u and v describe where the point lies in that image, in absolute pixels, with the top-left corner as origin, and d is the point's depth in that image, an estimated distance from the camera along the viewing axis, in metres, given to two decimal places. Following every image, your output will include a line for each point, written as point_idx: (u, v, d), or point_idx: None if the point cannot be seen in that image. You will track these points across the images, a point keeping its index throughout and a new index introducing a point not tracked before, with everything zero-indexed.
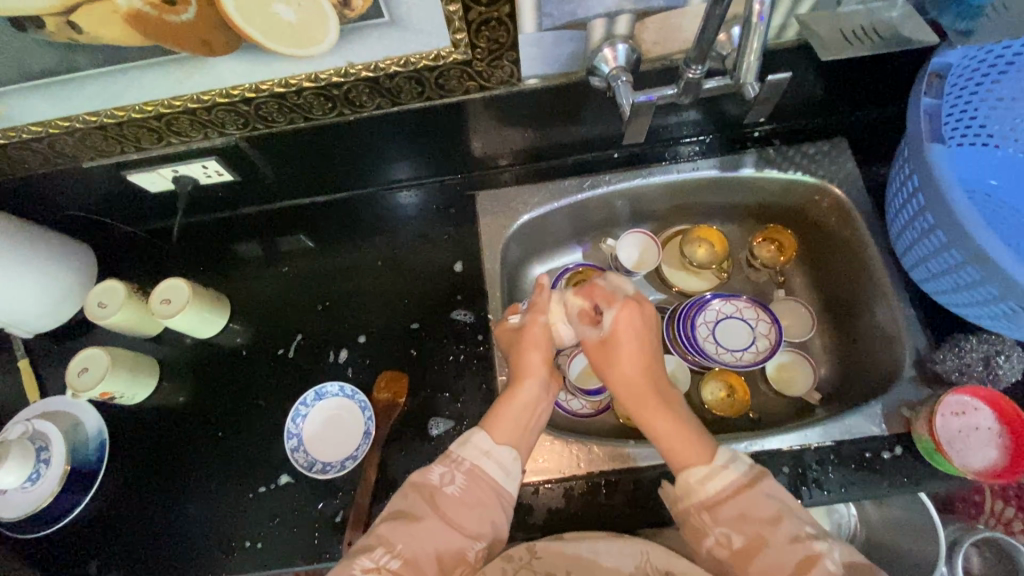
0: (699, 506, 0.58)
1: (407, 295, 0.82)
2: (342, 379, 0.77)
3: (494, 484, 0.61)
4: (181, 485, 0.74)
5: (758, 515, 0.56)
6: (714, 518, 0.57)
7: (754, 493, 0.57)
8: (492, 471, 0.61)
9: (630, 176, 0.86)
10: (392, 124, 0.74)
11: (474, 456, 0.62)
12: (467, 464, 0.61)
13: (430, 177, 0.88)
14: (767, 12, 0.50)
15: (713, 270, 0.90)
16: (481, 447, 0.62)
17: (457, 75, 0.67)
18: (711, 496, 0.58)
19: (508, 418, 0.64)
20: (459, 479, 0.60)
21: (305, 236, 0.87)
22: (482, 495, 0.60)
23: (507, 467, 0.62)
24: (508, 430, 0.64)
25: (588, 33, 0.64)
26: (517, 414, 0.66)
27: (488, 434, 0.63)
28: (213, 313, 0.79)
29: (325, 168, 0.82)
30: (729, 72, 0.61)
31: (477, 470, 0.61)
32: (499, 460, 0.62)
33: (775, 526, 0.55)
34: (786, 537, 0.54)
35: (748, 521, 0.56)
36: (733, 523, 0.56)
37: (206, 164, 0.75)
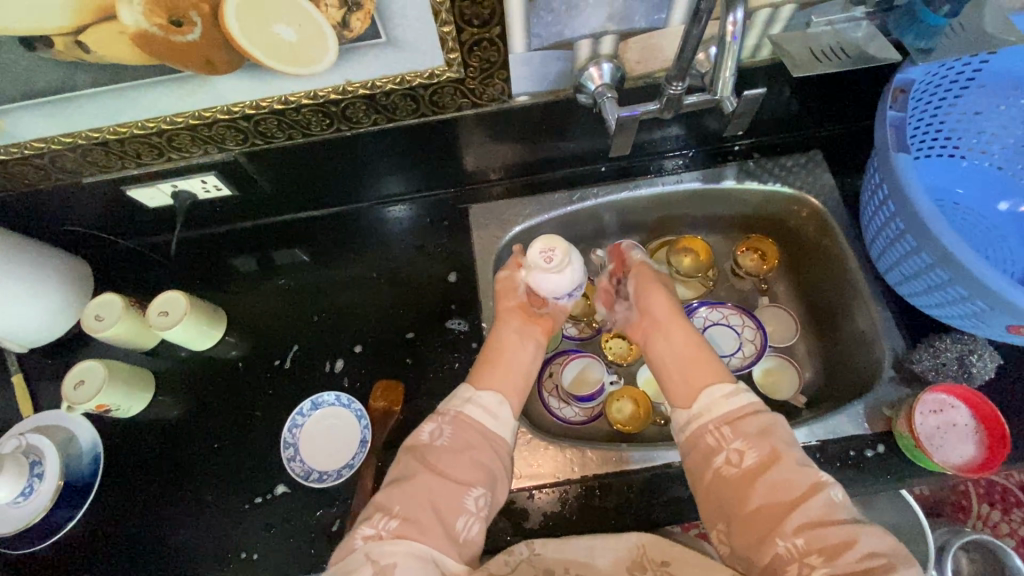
0: (718, 422, 0.62)
1: (402, 305, 0.83)
2: (337, 388, 0.78)
3: (480, 430, 0.63)
4: (176, 497, 0.74)
5: (767, 432, 0.59)
6: (733, 432, 0.60)
7: (764, 415, 0.61)
8: (479, 418, 0.64)
9: (617, 188, 0.90)
10: (387, 139, 0.76)
11: (458, 405, 0.65)
12: (453, 413, 0.64)
13: (424, 191, 0.90)
14: (739, 32, 0.54)
15: (700, 279, 0.94)
16: (465, 396, 0.66)
17: (451, 92, 0.70)
18: (730, 411, 0.62)
19: (491, 367, 0.70)
20: (447, 431, 0.62)
21: (301, 249, 0.89)
22: (468, 439, 0.62)
23: (493, 412, 0.65)
24: (491, 378, 0.69)
25: (575, 52, 0.67)
26: (504, 370, 0.70)
27: (472, 385, 0.68)
28: (209, 325, 0.80)
29: (321, 182, 0.84)
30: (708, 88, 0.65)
31: (462, 418, 0.64)
32: (482, 407, 0.65)
33: (783, 449, 0.58)
34: (794, 462, 0.57)
35: (763, 439, 0.58)
36: (750, 437, 0.59)
37: (205, 180, 0.77)
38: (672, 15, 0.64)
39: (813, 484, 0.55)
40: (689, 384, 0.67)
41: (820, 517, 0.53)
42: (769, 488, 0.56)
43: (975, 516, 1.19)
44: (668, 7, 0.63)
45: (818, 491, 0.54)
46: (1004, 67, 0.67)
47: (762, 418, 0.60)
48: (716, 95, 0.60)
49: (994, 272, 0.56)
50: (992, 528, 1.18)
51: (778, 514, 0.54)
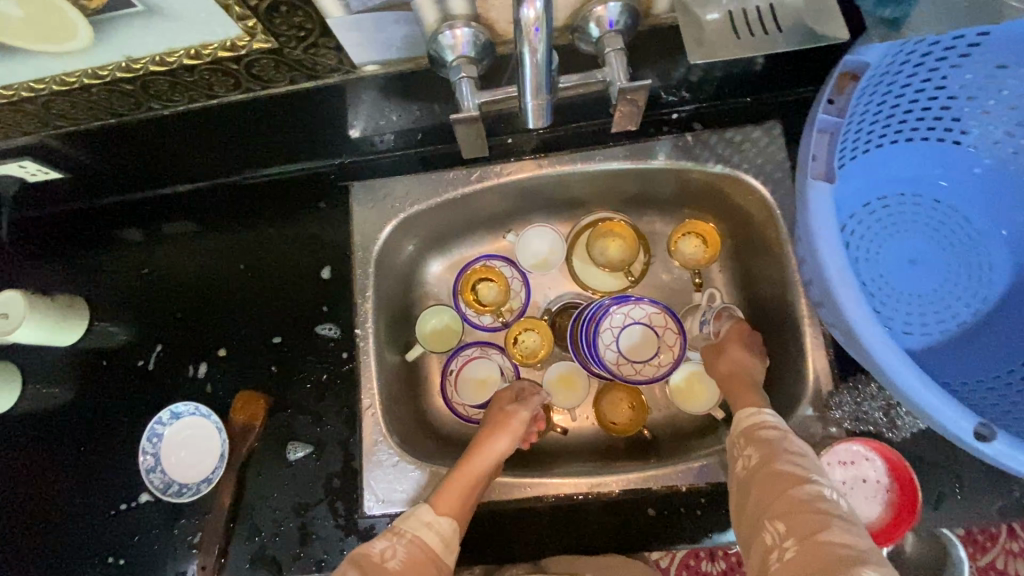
0: (740, 436, 0.62)
1: (272, 303, 0.74)
2: (200, 395, 0.73)
3: (434, 557, 0.62)
4: (44, 497, 0.73)
5: (791, 446, 0.59)
6: (748, 440, 0.61)
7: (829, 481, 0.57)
8: (432, 542, 0.62)
9: (525, 167, 0.75)
10: (223, 117, 0.63)
11: (415, 527, 0.63)
12: (409, 537, 0.62)
13: (408, 147, 0.76)
14: (539, 23, 0.39)
15: (624, 271, 0.82)
16: (422, 519, 0.63)
17: (272, 64, 0.55)
18: (753, 425, 0.62)
19: (454, 489, 0.64)
20: (401, 553, 0.61)
21: (170, 231, 0.79)
22: (421, 568, 0.61)
23: (447, 539, 0.63)
24: (453, 500, 0.63)
25: (418, 13, 0.50)
26: (465, 486, 0.65)
27: (431, 505, 0.64)
28: (62, 323, 0.73)
29: (173, 160, 0.71)
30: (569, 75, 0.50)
31: (416, 543, 0.62)
32: (438, 531, 0.62)
33: (799, 457, 0.57)
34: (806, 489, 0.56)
35: (775, 445, 0.59)
36: (763, 447, 0.59)
37: (24, 164, 0.66)
38: None
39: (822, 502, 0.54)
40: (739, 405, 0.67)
41: (802, 505, 0.53)
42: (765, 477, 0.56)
43: None
44: None
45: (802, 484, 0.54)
46: (1004, 42, 0.55)
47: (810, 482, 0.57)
48: (535, 97, 0.45)
49: (892, 347, 0.49)
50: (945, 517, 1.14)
51: (763, 500, 0.55)
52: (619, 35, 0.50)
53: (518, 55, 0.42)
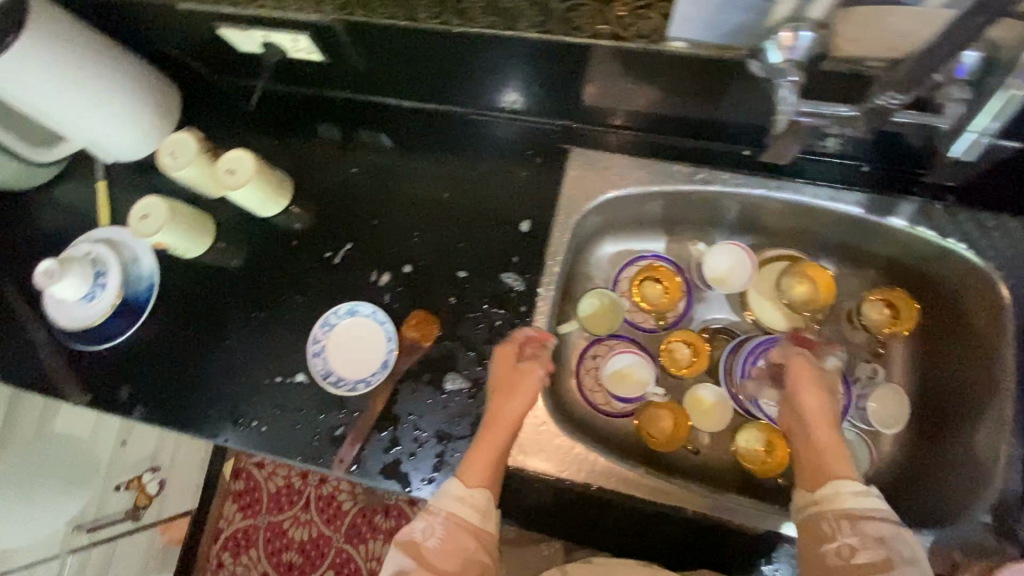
0: (837, 514, 0.56)
1: (465, 237, 0.75)
2: (376, 301, 0.75)
3: (471, 529, 0.59)
4: (209, 347, 0.77)
5: (897, 545, 0.53)
6: (851, 526, 0.55)
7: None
8: (472, 519, 0.60)
9: (757, 183, 0.73)
10: (501, 51, 0.63)
11: (451, 503, 0.60)
12: (443, 514, 0.59)
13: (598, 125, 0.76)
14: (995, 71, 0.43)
15: (805, 316, 0.80)
16: (454, 494, 0.60)
17: (593, 13, 0.54)
18: (857, 508, 0.56)
19: (479, 462, 0.62)
20: (440, 531, 0.59)
21: (382, 140, 0.82)
22: (463, 541, 0.58)
23: (483, 509, 0.60)
24: (480, 474, 0.61)
25: (773, 6, 0.49)
26: (489, 460, 0.62)
27: (458, 479, 0.61)
28: (273, 195, 0.76)
29: (423, 76, 0.73)
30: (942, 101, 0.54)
31: (455, 518, 0.59)
32: (473, 506, 0.60)
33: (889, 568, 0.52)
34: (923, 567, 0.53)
35: (877, 537, 0.54)
36: (863, 537, 0.54)
37: (297, 38, 0.69)
38: None
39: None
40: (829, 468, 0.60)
41: None
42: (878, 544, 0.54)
43: None
44: None
45: None
46: None
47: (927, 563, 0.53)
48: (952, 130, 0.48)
49: None
50: None
51: None
52: (965, 86, 0.51)
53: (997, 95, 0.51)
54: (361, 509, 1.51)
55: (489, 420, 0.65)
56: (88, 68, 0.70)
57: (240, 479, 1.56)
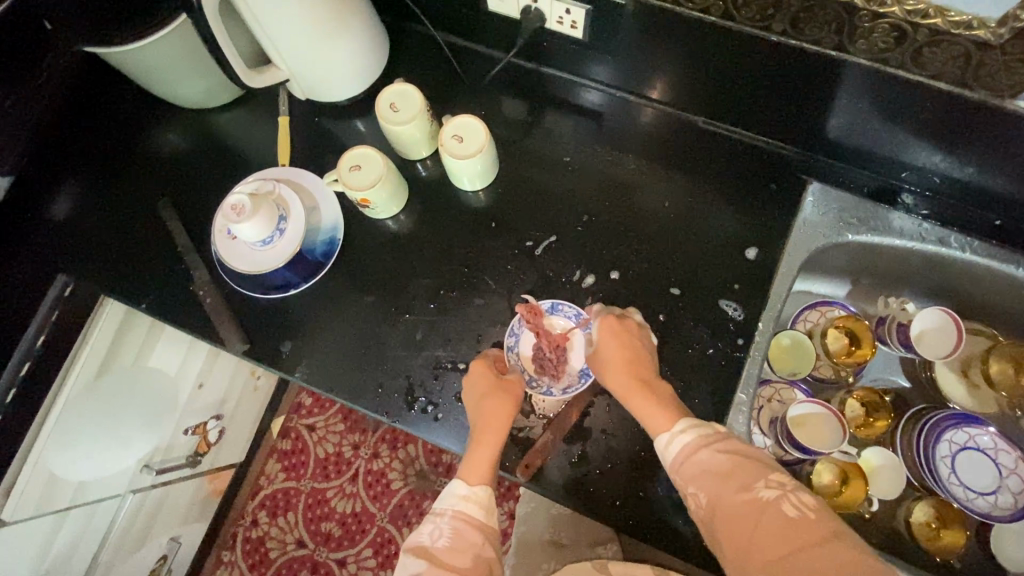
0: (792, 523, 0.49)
1: (681, 254, 0.71)
2: (578, 302, 0.71)
3: (479, 527, 0.59)
4: (384, 317, 0.72)
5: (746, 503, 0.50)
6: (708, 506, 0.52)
7: (717, 446, 0.54)
8: (472, 512, 0.59)
9: (994, 255, 0.70)
10: (799, 70, 0.59)
11: (450, 505, 0.60)
12: (449, 513, 0.59)
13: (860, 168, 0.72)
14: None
15: (996, 397, 0.77)
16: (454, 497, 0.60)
17: (957, 55, 0.50)
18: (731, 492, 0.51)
19: (478, 458, 0.61)
20: (445, 531, 0.58)
21: (598, 133, 0.77)
22: (472, 538, 0.57)
23: (485, 505, 0.60)
24: (479, 468, 0.61)
25: None
26: (480, 451, 0.62)
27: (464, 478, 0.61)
28: (488, 171, 0.71)
29: (678, 74, 0.68)
30: None
31: (460, 517, 0.59)
32: (477, 502, 0.60)
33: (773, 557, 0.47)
34: (722, 447, 0.54)
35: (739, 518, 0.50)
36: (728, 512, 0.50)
37: (571, 10, 0.63)
38: None
39: (735, 464, 0.52)
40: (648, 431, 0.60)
41: None
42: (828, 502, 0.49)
43: None
44: None
45: None
46: None
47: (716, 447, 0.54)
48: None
49: None
50: None
51: None
52: None
53: None
54: (409, 492, 1.45)
55: (479, 427, 0.63)
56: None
57: (287, 439, 1.49)
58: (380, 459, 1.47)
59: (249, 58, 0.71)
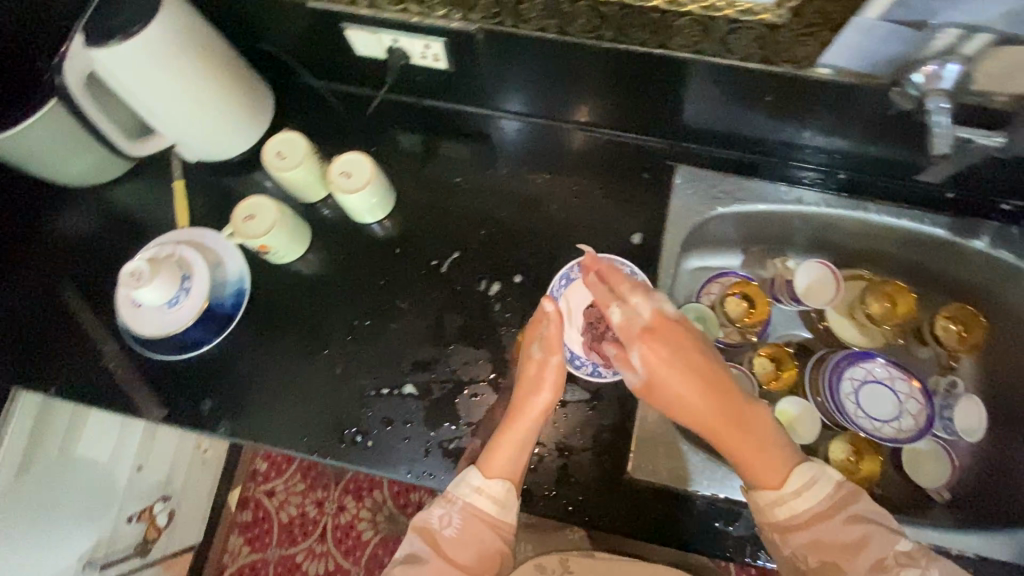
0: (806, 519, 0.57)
1: (575, 250, 0.76)
2: (487, 310, 0.74)
3: (490, 522, 0.60)
4: (303, 357, 0.73)
5: (840, 536, 0.55)
6: (787, 539, 0.58)
7: (840, 513, 0.56)
8: (487, 508, 0.60)
9: (847, 205, 0.78)
10: (638, 68, 0.66)
11: (466, 494, 0.60)
12: (461, 503, 0.60)
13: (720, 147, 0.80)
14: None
15: (882, 331, 0.84)
16: (471, 485, 0.61)
17: (754, 38, 0.58)
18: (807, 511, 0.57)
19: (499, 452, 0.61)
20: (456, 520, 0.59)
21: (484, 151, 0.82)
22: (479, 534, 0.59)
23: (502, 501, 0.60)
24: (501, 464, 0.61)
25: (932, 40, 0.54)
26: (507, 446, 0.62)
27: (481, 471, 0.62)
28: (383, 201, 0.74)
29: (540, 88, 0.75)
30: None
31: (470, 508, 0.60)
32: (490, 497, 0.60)
33: (853, 551, 0.54)
34: (849, 516, 0.56)
35: (825, 546, 0.56)
36: (813, 545, 0.56)
37: (428, 45, 0.68)
38: None
39: (863, 539, 0.55)
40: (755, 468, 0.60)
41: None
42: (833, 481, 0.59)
43: None
44: None
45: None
46: None
47: (840, 518, 0.56)
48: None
49: None
50: None
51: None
52: None
53: None
54: (382, 539, 1.42)
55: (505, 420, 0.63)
56: (201, 59, 0.66)
57: (246, 510, 1.44)
58: (347, 512, 1.43)
59: (130, 127, 0.74)
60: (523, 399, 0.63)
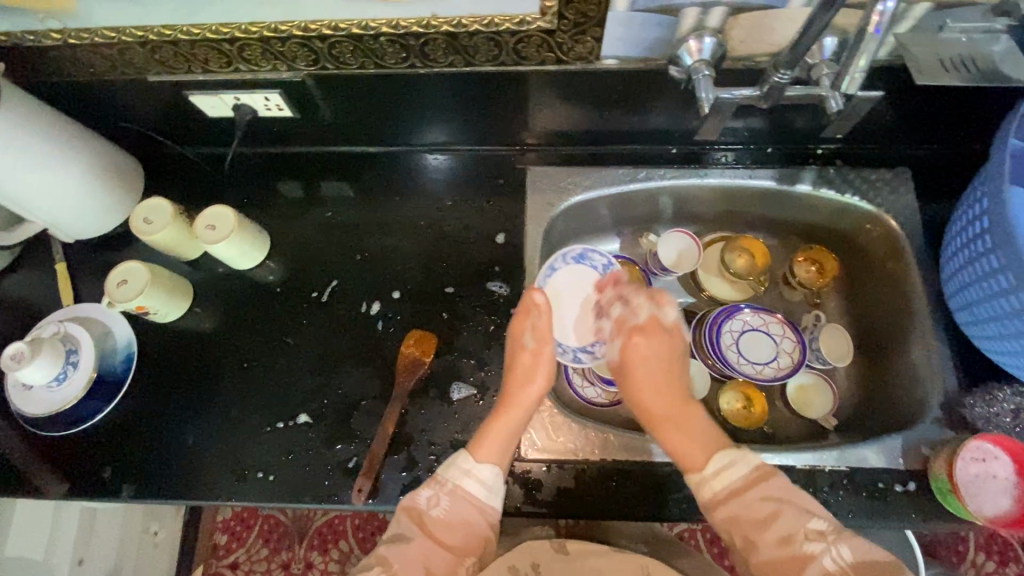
0: (725, 494, 0.62)
1: (446, 259, 0.82)
2: (371, 329, 0.78)
3: (478, 504, 0.64)
4: (199, 407, 0.75)
5: (752, 513, 0.60)
6: (713, 516, 0.62)
7: (752, 493, 0.61)
8: (476, 492, 0.64)
9: (685, 174, 0.85)
10: (461, 84, 0.73)
11: (457, 476, 0.65)
12: (451, 486, 0.64)
13: (566, 144, 0.87)
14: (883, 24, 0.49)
15: (751, 282, 0.90)
16: (464, 467, 0.65)
17: (538, 43, 0.65)
18: (737, 484, 0.62)
19: (493, 436, 0.66)
20: (444, 501, 0.64)
21: (353, 185, 0.87)
22: (466, 516, 0.64)
23: (490, 487, 0.65)
24: (494, 447, 0.66)
25: (679, 20, 0.62)
26: (504, 433, 0.67)
27: (472, 454, 0.66)
28: (254, 245, 0.79)
29: (385, 119, 0.81)
30: (966, 58, 0.58)
31: (460, 491, 0.64)
32: (480, 478, 0.64)
33: (767, 527, 0.59)
34: (758, 495, 0.61)
35: (740, 523, 0.60)
36: (729, 522, 0.61)
37: (268, 97, 0.75)
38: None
39: (775, 513, 0.59)
40: (681, 453, 0.66)
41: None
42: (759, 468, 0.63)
43: (968, 561, 1.24)
44: None
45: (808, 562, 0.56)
46: None
47: (754, 495, 0.61)
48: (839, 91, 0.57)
49: None
50: None
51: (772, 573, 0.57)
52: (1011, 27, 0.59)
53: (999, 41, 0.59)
54: None
55: (502, 406, 0.69)
56: (56, 146, 0.70)
57: None
58: (314, 568, 1.38)
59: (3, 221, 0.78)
60: (516, 388, 0.70)
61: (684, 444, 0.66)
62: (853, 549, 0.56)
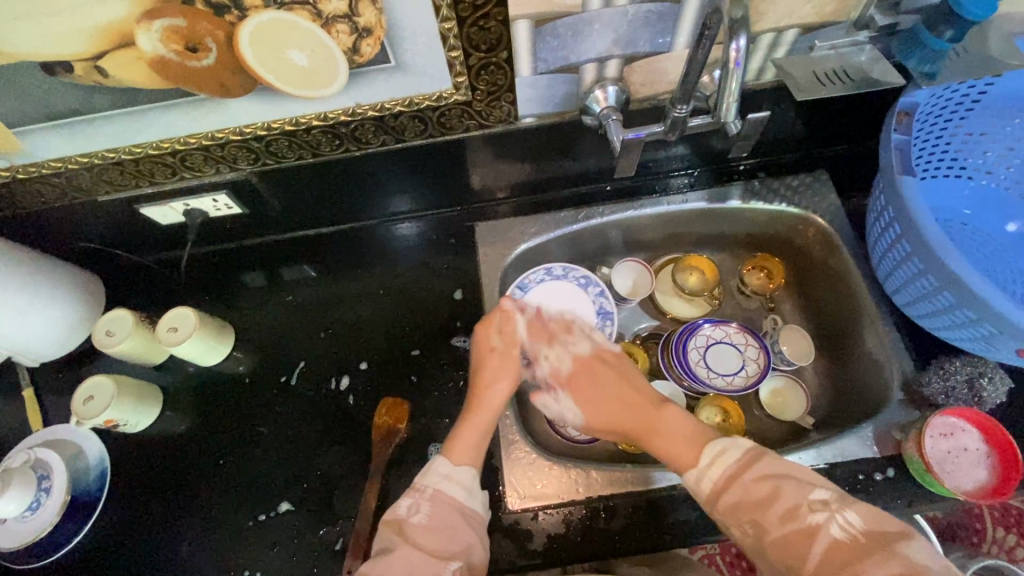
0: (724, 482, 0.61)
1: (409, 323, 0.84)
2: (342, 405, 0.79)
3: (458, 505, 0.64)
4: (179, 512, 0.74)
5: (752, 497, 0.59)
6: (717, 509, 0.61)
7: (745, 477, 0.60)
8: (456, 494, 0.65)
9: (623, 208, 0.90)
10: (398, 159, 0.77)
11: (435, 482, 0.66)
12: (430, 490, 0.65)
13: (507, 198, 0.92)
14: (742, 59, 0.54)
15: (706, 297, 0.92)
16: (442, 472, 0.67)
17: (458, 113, 0.70)
18: (730, 468, 0.61)
19: (468, 440, 0.69)
20: (424, 508, 0.64)
21: (312, 266, 0.90)
22: (449, 521, 0.63)
23: (468, 486, 0.66)
24: (467, 450, 0.69)
25: (582, 75, 0.68)
26: (473, 436, 0.70)
27: (447, 459, 0.68)
28: (216, 341, 0.81)
29: (332, 202, 0.85)
30: (842, 69, 0.66)
31: (439, 495, 0.65)
32: (459, 481, 0.66)
33: (770, 506, 0.57)
34: (756, 475, 0.60)
35: (745, 508, 0.58)
36: (734, 510, 0.59)
37: (217, 198, 0.79)
38: (676, 39, 0.65)
39: (774, 490, 0.58)
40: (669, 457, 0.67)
41: (825, 557, 0.53)
42: (751, 448, 0.63)
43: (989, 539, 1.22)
44: (671, 32, 0.64)
45: (812, 536, 0.54)
46: (1008, 94, 0.69)
47: (749, 478, 0.60)
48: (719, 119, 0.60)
49: (999, 296, 0.57)
50: (1007, 552, 1.21)
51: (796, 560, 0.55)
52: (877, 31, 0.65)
53: (863, 49, 0.67)
54: None
55: (472, 406, 0.72)
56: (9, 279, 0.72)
57: None
58: None
59: None
60: (485, 391, 0.73)
61: (671, 445, 0.67)
62: (860, 514, 0.54)
